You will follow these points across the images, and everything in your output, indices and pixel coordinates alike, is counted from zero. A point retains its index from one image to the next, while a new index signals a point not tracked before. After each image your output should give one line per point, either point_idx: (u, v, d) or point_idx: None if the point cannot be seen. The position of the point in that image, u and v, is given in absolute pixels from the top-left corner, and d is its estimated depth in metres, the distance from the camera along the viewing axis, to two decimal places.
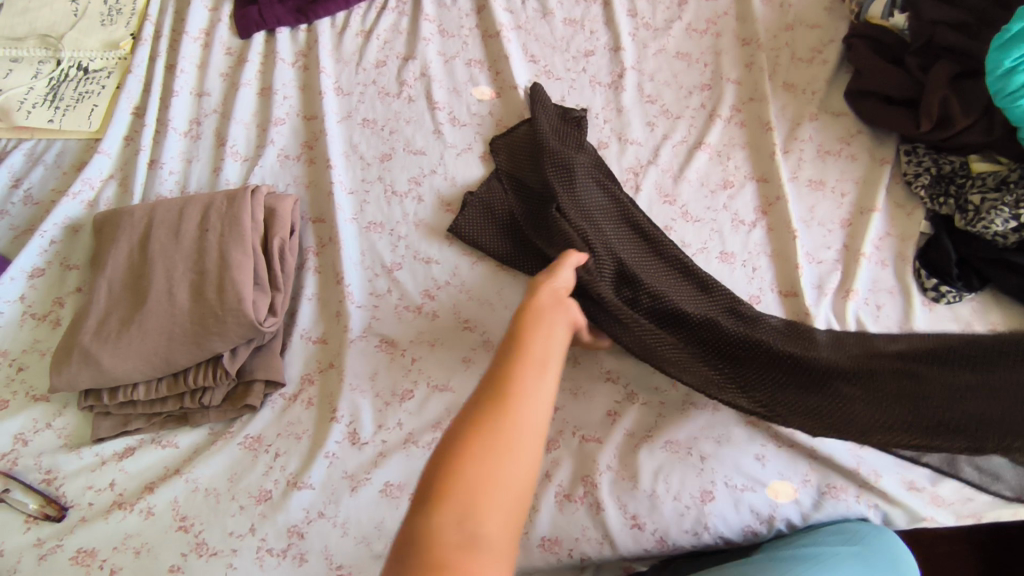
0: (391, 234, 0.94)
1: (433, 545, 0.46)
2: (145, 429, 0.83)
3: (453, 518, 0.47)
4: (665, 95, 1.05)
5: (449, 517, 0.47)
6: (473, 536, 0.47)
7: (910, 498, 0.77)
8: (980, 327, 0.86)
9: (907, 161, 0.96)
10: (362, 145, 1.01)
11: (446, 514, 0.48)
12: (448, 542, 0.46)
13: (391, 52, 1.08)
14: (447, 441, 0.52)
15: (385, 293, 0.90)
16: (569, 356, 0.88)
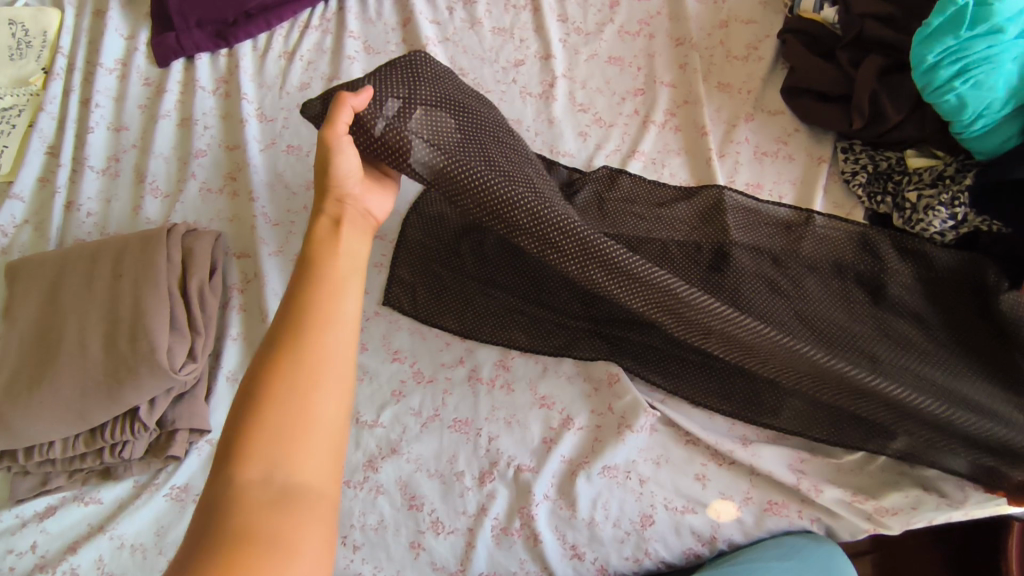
0: None
1: (239, 499, 0.48)
2: (66, 486, 0.79)
3: (262, 457, 0.50)
4: (597, 103, 1.02)
5: (261, 454, 0.50)
6: (285, 482, 0.49)
7: (852, 512, 0.76)
8: None
9: (845, 159, 0.94)
10: (286, 172, 0.97)
11: (260, 447, 0.50)
12: (253, 481, 0.49)
13: (316, 73, 1.05)
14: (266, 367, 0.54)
15: None
16: (503, 383, 0.85)
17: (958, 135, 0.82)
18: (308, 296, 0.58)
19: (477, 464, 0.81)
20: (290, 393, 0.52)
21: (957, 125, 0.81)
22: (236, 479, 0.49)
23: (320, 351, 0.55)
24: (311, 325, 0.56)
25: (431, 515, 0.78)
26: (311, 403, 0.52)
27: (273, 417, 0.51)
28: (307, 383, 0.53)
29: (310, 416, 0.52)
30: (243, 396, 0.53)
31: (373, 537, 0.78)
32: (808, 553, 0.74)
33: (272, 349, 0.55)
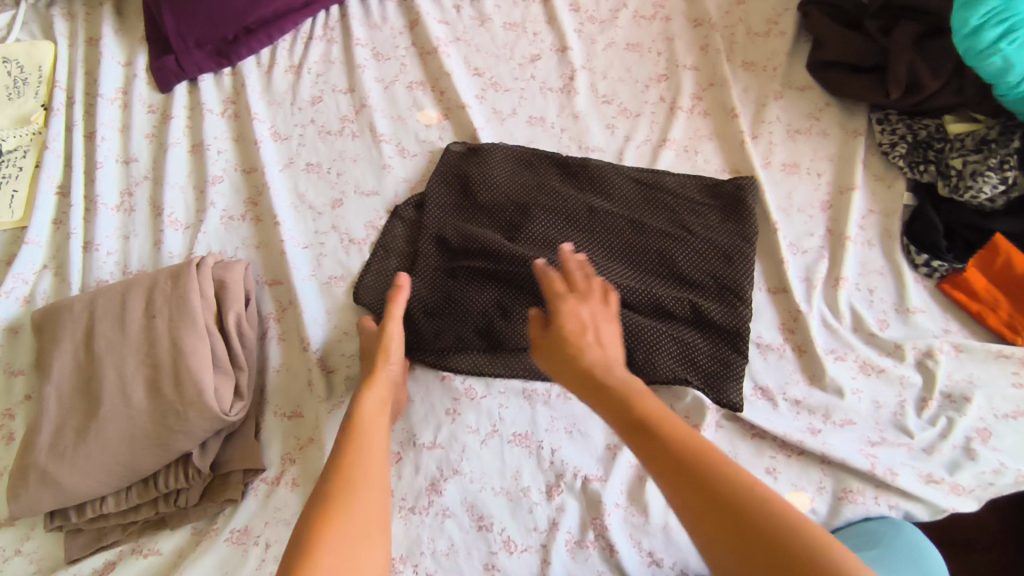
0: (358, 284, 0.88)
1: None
2: (123, 540, 0.77)
3: None
4: (621, 93, 0.99)
5: None
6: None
7: (931, 493, 0.73)
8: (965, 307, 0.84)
9: (881, 130, 0.92)
10: (309, 193, 0.94)
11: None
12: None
13: (327, 85, 1.01)
14: None
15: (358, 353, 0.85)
16: (559, 391, 0.83)
17: (1002, 96, 0.81)
18: (345, 457, 0.63)
19: (542, 477, 0.79)
20: (341, 544, 0.56)
21: (1001, 87, 0.80)
22: None
23: (365, 505, 0.59)
24: (348, 474, 0.62)
25: (503, 534, 0.76)
26: (364, 557, 0.56)
27: (333, 560, 0.54)
28: (366, 513, 0.59)
29: (365, 563, 0.56)
30: (307, 517, 0.58)
31: (446, 564, 0.75)
32: (902, 541, 0.72)
33: (322, 492, 0.60)
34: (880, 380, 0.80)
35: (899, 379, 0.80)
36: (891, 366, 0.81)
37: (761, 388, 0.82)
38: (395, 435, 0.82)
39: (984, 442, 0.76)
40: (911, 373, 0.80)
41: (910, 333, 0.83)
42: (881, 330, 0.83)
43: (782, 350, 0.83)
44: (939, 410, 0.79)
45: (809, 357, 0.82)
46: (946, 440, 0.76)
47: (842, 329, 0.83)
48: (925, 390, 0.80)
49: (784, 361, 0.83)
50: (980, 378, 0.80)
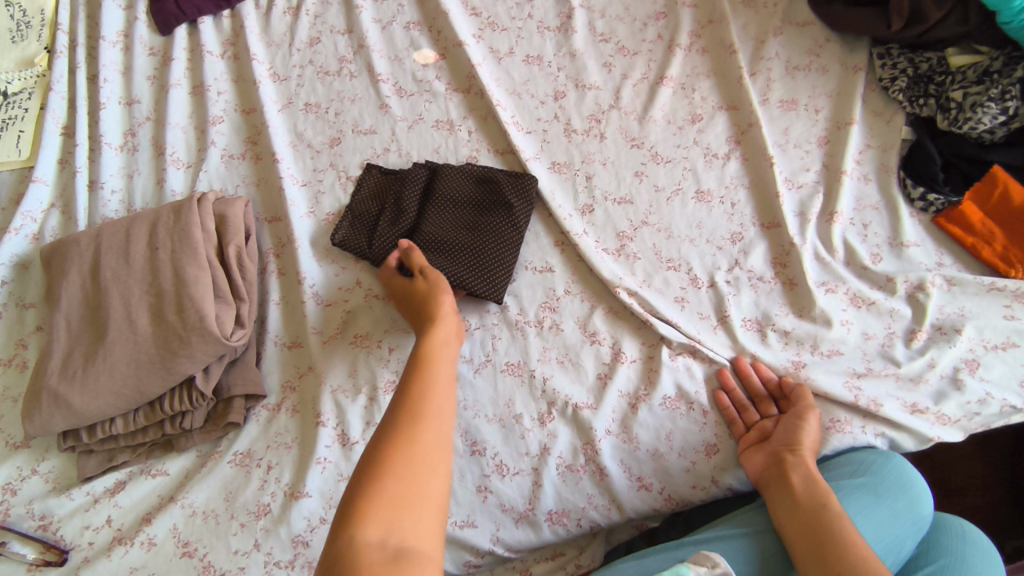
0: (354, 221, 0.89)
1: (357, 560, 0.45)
2: (133, 461, 0.81)
3: (378, 518, 0.48)
4: (618, 31, 0.98)
5: (379, 519, 0.48)
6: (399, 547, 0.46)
7: (914, 421, 0.75)
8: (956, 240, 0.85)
9: (882, 65, 0.91)
10: (308, 132, 0.96)
11: (379, 513, 0.48)
12: (372, 543, 0.46)
13: (324, 26, 1.01)
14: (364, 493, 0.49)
15: (353, 287, 0.87)
16: (550, 324, 0.84)
17: (1006, 24, 0.80)
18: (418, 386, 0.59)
19: (534, 403, 0.80)
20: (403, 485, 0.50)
21: (1005, 13, 0.79)
22: (357, 539, 0.46)
23: (431, 433, 0.55)
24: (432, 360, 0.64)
25: (495, 458, 0.78)
26: (423, 481, 0.51)
27: (392, 488, 0.50)
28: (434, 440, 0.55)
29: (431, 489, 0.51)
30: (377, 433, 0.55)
31: None
32: (883, 468, 0.73)
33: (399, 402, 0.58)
34: (871, 312, 0.81)
35: (888, 312, 0.81)
36: (882, 299, 0.82)
37: (749, 320, 0.83)
38: (391, 364, 0.82)
39: (972, 372, 0.77)
40: (902, 306, 0.81)
41: (902, 266, 0.84)
42: (874, 264, 0.84)
43: (774, 284, 0.84)
44: (929, 341, 0.79)
45: (798, 290, 0.83)
46: (933, 370, 0.77)
47: (835, 263, 0.84)
48: (915, 322, 0.80)
49: (773, 294, 0.84)
50: (971, 311, 0.80)
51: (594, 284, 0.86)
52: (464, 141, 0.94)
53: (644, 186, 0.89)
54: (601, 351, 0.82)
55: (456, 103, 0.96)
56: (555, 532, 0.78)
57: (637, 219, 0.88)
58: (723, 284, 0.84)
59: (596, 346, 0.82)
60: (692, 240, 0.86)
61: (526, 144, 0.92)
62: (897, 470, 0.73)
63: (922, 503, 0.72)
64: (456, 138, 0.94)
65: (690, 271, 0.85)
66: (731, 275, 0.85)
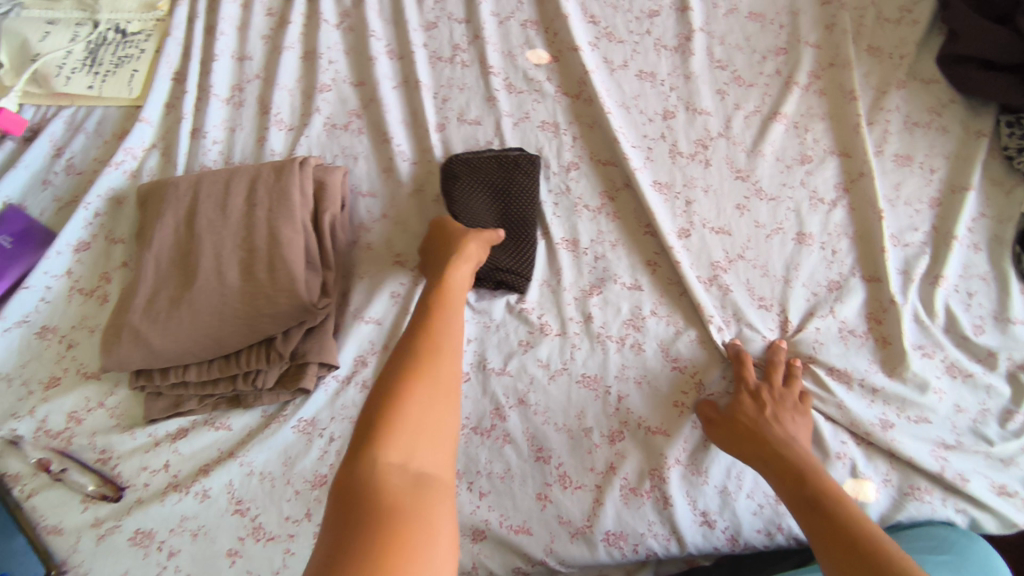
0: None
1: (382, 483, 0.48)
2: (198, 410, 0.80)
3: (403, 444, 0.51)
4: (736, 60, 0.97)
5: (403, 444, 0.51)
6: (419, 472, 0.50)
7: (1002, 505, 0.74)
8: None
9: (1009, 133, 0.88)
10: (415, 114, 0.96)
11: (401, 438, 0.51)
12: (393, 465, 0.49)
13: (443, 12, 1.02)
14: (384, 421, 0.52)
15: None
16: (633, 342, 0.82)
17: None
18: (429, 330, 0.62)
19: (606, 420, 0.78)
20: (419, 423, 0.53)
21: None
22: (384, 463, 0.50)
23: (446, 371, 0.58)
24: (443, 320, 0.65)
25: (559, 469, 0.77)
26: (433, 417, 0.54)
27: (404, 420, 0.52)
28: (443, 381, 0.57)
29: (442, 420, 0.55)
30: (391, 372, 0.57)
31: (500, 486, 0.77)
32: (969, 549, 0.71)
33: (411, 350, 0.59)
34: (966, 385, 0.79)
35: (984, 388, 0.78)
36: (979, 373, 0.79)
37: (835, 370, 0.80)
38: (467, 356, 0.82)
39: None
40: (1000, 384, 0.78)
41: (1005, 342, 0.81)
42: (975, 335, 0.81)
43: (866, 339, 0.82)
44: None
45: (892, 350, 0.81)
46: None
47: (934, 327, 0.81)
48: (1012, 403, 0.78)
49: (864, 350, 0.81)
50: None
51: (685, 309, 0.84)
52: (567, 146, 0.93)
53: (744, 220, 0.88)
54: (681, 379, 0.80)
55: (564, 108, 0.95)
56: (609, 554, 0.75)
57: (733, 251, 0.86)
58: (812, 331, 0.82)
59: (677, 373, 0.81)
60: (788, 281, 0.85)
61: (634, 154, 0.91)
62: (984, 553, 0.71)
63: None
64: (561, 141, 0.93)
65: (781, 313, 0.83)
66: (821, 322, 0.82)
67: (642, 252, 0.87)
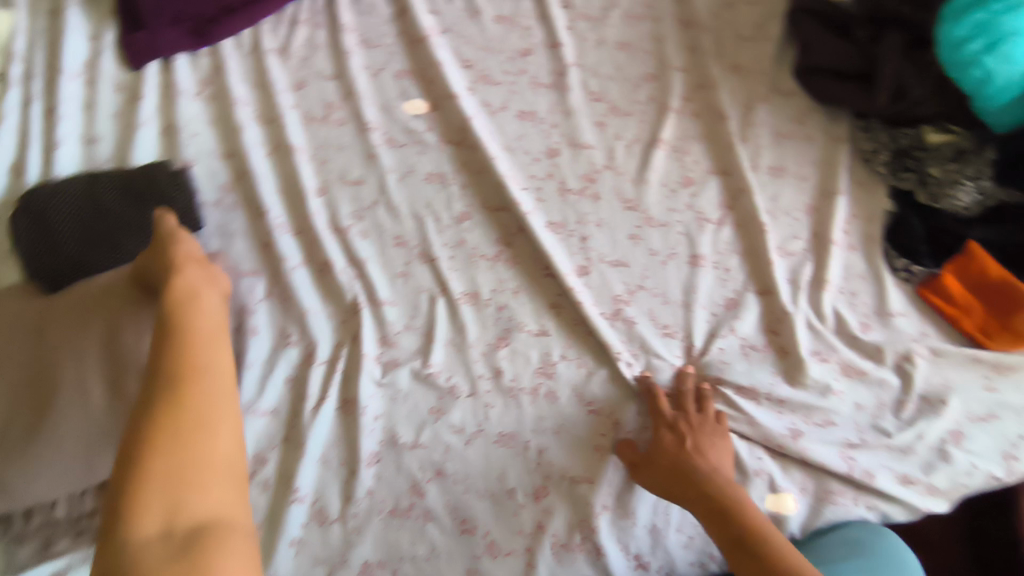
0: (351, 274, 0.85)
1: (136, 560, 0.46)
2: (71, 548, 0.71)
3: (156, 509, 0.49)
4: (611, 91, 0.97)
5: (155, 504, 0.49)
6: (188, 532, 0.49)
7: (905, 493, 0.79)
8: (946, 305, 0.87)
9: (865, 137, 0.93)
10: (294, 179, 0.90)
11: (152, 499, 0.49)
12: (149, 538, 0.47)
13: (310, 71, 0.96)
14: (127, 481, 0.49)
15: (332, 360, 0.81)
16: (546, 392, 0.80)
17: (979, 106, 0.83)
18: (169, 357, 0.59)
19: (528, 479, 0.76)
20: (192, 456, 0.53)
21: (979, 99, 0.82)
22: (134, 541, 0.47)
23: (206, 386, 0.58)
24: (188, 341, 0.62)
25: (485, 537, 0.74)
26: (216, 442, 0.55)
27: (157, 479, 0.50)
28: (213, 393, 0.58)
29: (219, 449, 0.55)
30: (132, 425, 0.54)
31: (426, 566, 0.73)
32: (878, 546, 0.77)
33: (165, 377, 0.57)
34: (862, 383, 0.82)
35: (878, 383, 0.82)
36: (872, 369, 0.83)
37: (743, 388, 0.82)
38: (377, 433, 0.78)
39: (957, 445, 0.81)
40: (890, 377, 0.82)
41: (889, 336, 0.85)
42: (864, 333, 0.85)
43: (767, 352, 0.84)
44: (916, 412, 0.82)
45: (791, 359, 0.83)
46: (921, 442, 0.81)
47: (826, 331, 0.85)
48: (904, 392, 0.82)
49: (767, 363, 0.84)
50: (955, 381, 0.83)
51: (592, 349, 0.83)
52: (456, 197, 0.90)
53: (639, 250, 0.88)
54: (598, 422, 0.79)
55: (447, 156, 0.92)
56: None
57: (633, 283, 0.86)
58: (717, 351, 0.84)
59: (594, 416, 0.80)
60: (689, 305, 0.85)
61: (523, 198, 0.89)
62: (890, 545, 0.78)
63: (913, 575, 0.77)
64: (449, 191, 0.90)
65: (686, 338, 0.84)
66: (725, 341, 0.84)
67: (545, 296, 0.85)
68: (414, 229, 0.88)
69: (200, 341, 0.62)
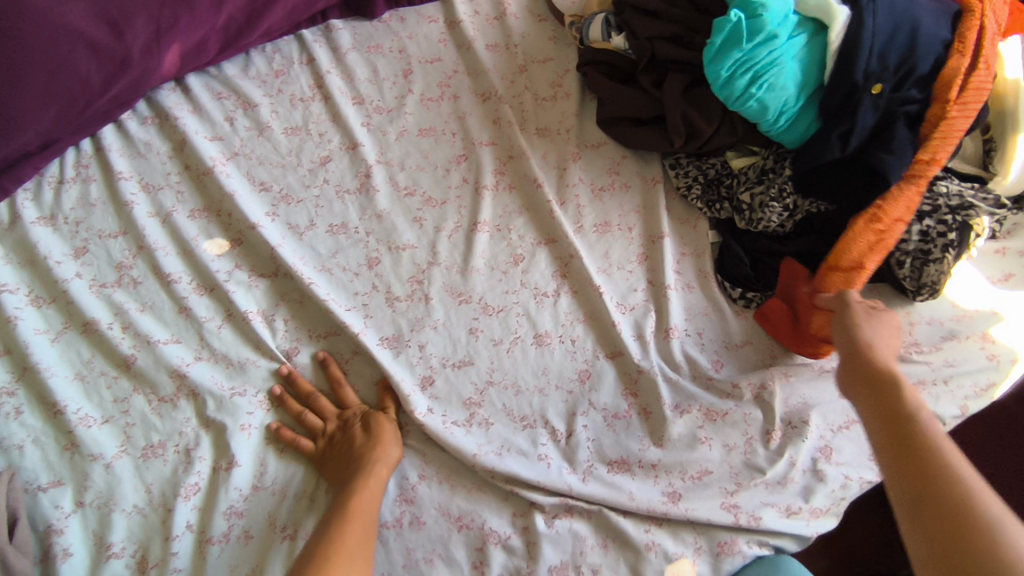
0: (177, 452, 0.76)
1: None
2: None
3: None
4: (422, 182, 0.94)
5: None
6: None
7: (794, 526, 0.77)
8: None
9: (676, 174, 0.95)
10: (93, 359, 0.80)
11: None
12: None
13: (89, 232, 0.87)
14: None
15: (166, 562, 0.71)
16: (411, 519, 0.75)
17: (768, 132, 0.87)
18: (331, 535, 0.65)
19: None
20: None
21: (765, 124, 0.86)
22: None
23: (345, 568, 0.62)
24: (352, 514, 0.68)
25: None
26: None
27: None
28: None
29: None
30: None
31: None
32: None
33: (313, 555, 0.63)
34: (726, 424, 0.82)
35: (742, 419, 0.82)
36: (733, 407, 0.83)
37: (614, 462, 0.80)
38: None
39: (827, 459, 0.82)
40: (752, 410, 0.83)
41: (741, 368, 0.86)
42: (717, 372, 0.85)
43: (629, 416, 0.83)
44: (784, 438, 0.82)
45: (653, 418, 0.82)
46: (795, 469, 0.80)
47: (682, 380, 0.84)
48: (767, 422, 0.82)
49: (632, 428, 0.82)
50: (812, 397, 0.84)
51: (450, 463, 0.79)
52: (280, 333, 0.84)
53: (481, 343, 0.84)
54: (474, 543, 0.74)
55: (260, 291, 0.86)
56: None
57: (482, 380, 0.82)
58: (583, 431, 0.81)
59: (467, 534, 0.75)
60: (543, 389, 0.83)
61: (353, 318, 0.84)
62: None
63: None
64: (270, 330, 0.84)
65: (547, 425, 0.81)
66: (586, 418, 0.82)
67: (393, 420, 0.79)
68: (238, 378, 0.81)
69: (358, 514, 0.69)
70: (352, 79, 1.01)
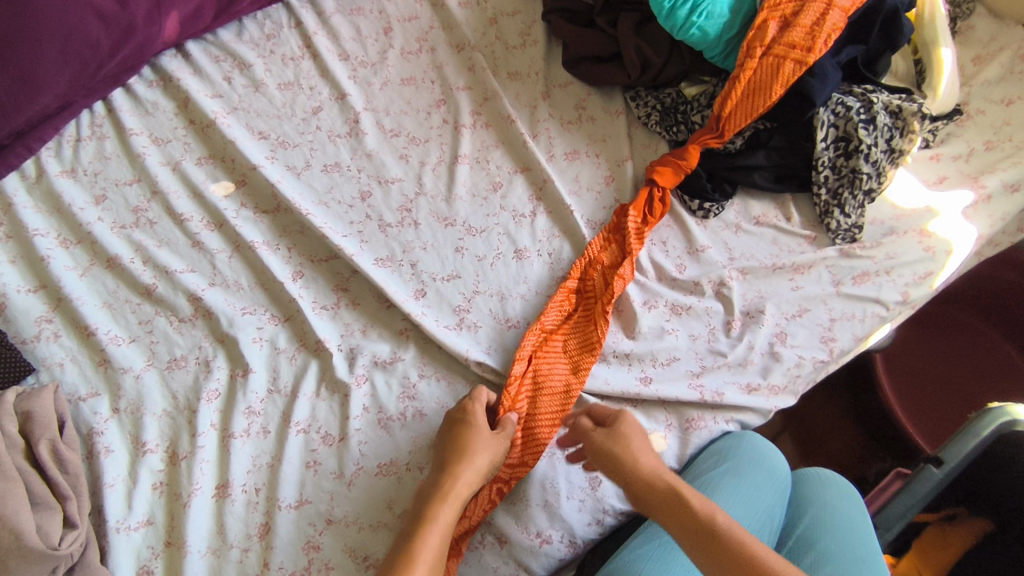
0: (198, 363, 0.86)
1: None
2: None
3: None
4: (406, 125, 1.04)
5: None
6: None
7: (754, 401, 0.86)
8: (746, 225, 0.99)
9: (636, 105, 1.04)
10: (119, 289, 0.90)
11: None
12: None
13: (107, 181, 0.96)
14: None
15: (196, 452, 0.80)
16: (413, 412, 0.83)
17: (713, 59, 0.98)
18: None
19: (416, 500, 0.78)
20: None
21: (709, 51, 0.97)
22: None
23: None
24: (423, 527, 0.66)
25: None
26: None
27: None
28: None
29: None
30: None
31: None
32: (740, 451, 0.84)
33: None
34: (690, 317, 0.91)
35: (704, 312, 0.91)
36: (696, 302, 0.92)
37: None
38: (260, 506, 0.78)
39: (784, 343, 0.90)
40: (713, 303, 0.92)
41: (703, 269, 0.95)
42: (680, 273, 0.94)
43: None
44: (742, 326, 0.91)
45: (626, 315, 0.91)
46: (753, 351, 0.89)
47: (648, 281, 0.93)
48: (727, 313, 0.91)
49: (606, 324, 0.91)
50: (767, 291, 0.93)
51: (445, 362, 0.87)
52: (284, 260, 0.93)
53: (466, 259, 0.93)
54: None
55: (263, 226, 0.95)
56: None
57: (468, 290, 0.91)
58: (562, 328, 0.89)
59: None
60: (524, 296, 0.92)
61: (347, 243, 0.93)
62: (751, 447, 0.86)
63: (776, 468, 0.85)
64: (275, 257, 0.93)
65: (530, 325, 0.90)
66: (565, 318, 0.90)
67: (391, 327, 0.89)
68: (249, 300, 0.90)
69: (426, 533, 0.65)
70: (337, 38, 1.10)
